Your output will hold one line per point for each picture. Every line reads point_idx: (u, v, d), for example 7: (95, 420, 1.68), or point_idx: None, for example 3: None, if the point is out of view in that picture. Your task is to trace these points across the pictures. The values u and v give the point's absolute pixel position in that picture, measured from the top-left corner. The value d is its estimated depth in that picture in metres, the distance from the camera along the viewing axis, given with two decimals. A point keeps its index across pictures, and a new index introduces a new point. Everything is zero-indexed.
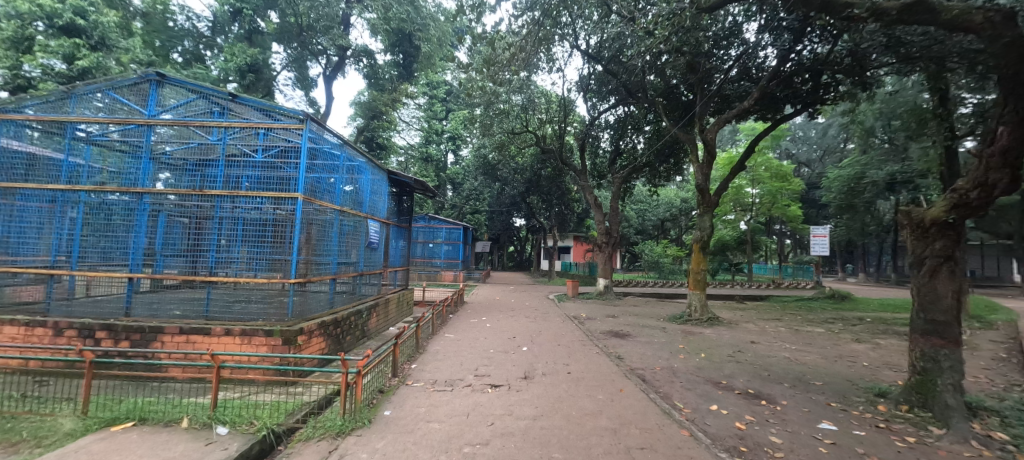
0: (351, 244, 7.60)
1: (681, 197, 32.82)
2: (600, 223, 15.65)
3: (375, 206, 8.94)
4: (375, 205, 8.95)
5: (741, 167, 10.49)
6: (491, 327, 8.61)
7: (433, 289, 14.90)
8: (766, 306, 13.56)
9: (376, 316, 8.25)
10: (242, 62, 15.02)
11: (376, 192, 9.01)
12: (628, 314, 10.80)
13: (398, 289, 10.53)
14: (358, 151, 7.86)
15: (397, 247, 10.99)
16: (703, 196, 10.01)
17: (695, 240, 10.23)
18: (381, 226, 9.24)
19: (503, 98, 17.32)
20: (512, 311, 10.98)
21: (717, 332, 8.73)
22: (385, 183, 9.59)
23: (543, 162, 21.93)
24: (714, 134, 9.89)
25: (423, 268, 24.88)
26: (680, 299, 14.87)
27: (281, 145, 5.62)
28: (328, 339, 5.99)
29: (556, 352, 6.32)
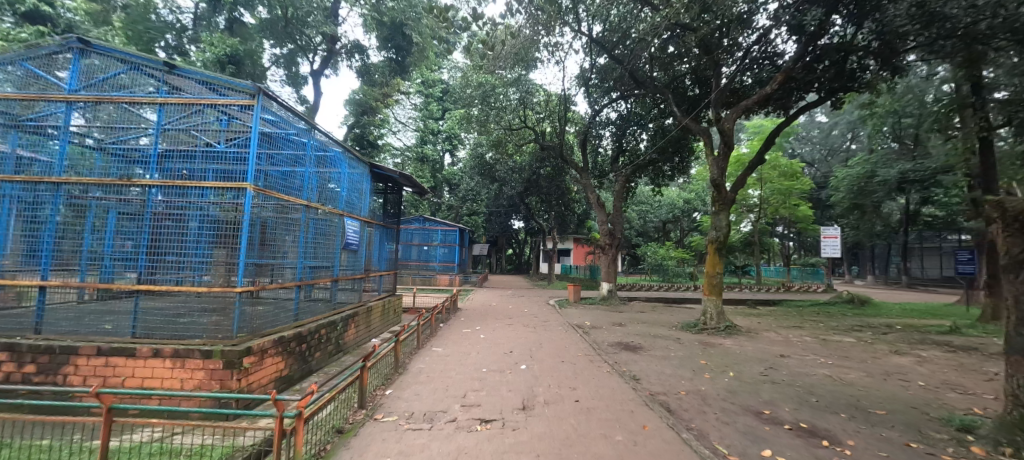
0: (325, 246, 6.69)
1: (684, 198, 31.95)
2: (604, 224, 14.71)
3: (356, 203, 8.05)
4: (355, 202, 8.01)
5: (760, 160, 9.54)
6: (485, 338, 7.61)
7: (425, 294, 13.96)
8: (782, 313, 12.63)
9: (355, 326, 7.30)
10: (222, 53, 14.08)
11: (357, 188, 8.11)
12: (636, 322, 9.85)
13: (383, 295, 9.56)
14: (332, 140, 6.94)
15: (385, 250, 10.08)
16: (719, 192, 9.11)
17: (710, 241, 9.33)
18: (362, 225, 8.30)
19: (500, 93, 16.43)
20: (510, 319, 10.00)
21: (738, 343, 7.80)
22: (369, 179, 8.71)
23: (543, 162, 21.06)
24: (730, 123, 8.91)
25: (417, 272, 23.88)
26: (689, 304, 13.94)
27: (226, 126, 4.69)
28: (289, 358, 5.05)
29: (560, 372, 5.34)
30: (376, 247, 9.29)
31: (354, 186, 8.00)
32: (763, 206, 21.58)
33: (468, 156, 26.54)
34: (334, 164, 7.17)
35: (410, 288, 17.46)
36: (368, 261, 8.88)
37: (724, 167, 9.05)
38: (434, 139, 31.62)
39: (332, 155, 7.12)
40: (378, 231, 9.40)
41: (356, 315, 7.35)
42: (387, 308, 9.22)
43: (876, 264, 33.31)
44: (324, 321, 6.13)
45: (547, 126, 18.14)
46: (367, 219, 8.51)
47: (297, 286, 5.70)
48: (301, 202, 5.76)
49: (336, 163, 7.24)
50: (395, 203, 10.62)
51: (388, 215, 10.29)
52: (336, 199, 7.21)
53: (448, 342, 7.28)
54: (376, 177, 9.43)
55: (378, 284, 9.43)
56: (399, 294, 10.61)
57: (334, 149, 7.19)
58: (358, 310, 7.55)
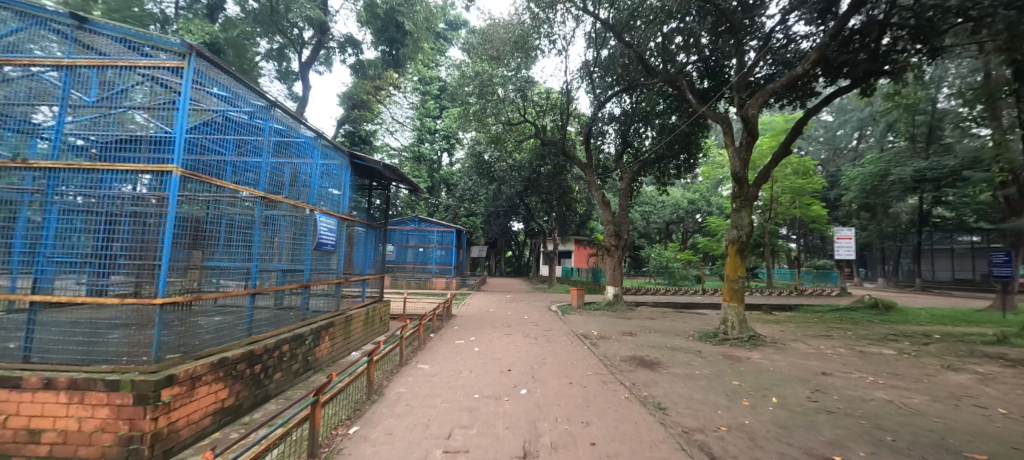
0: (288, 245, 5.73)
1: (688, 198, 31.06)
2: (609, 223, 13.75)
3: (330, 198, 7.09)
4: (330, 196, 7.06)
5: (784, 151, 8.58)
6: (479, 352, 6.64)
7: (418, 298, 13.00)
8: (804, 320, 11.68)
9: (330, 339, 6.33)
10: (200, 41, 13.13)
11: (331, 180, 7.15)
12: (648, 331, 8.89)
13: (368, 302, 8.56)
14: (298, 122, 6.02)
15: (372, 253, 9.14)
16: (740, 187, 8.19)
17: (730, 241, 8.41)
18: (340, 222, 7.34)
19: (501, 86, 15.57)
20: (509, 328, 9.05)
21: (767, 358, 6.86)
22: (348, 171, 7.77)
23: (541, 160, 19.64)
24: (756, 109, 7.77)
25: (411, 275, 22.82)
26: (701, 310, 13.00)
27: (148, 93, 3.74)
28: (235, 385, 4.08)
29: (568, 400, 4.36)
30: (359, 248, 8.33)
31: (328, 178, 7.03)
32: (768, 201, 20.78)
33: (466, 154, 25.62)
34: (299, 152, 6.21)
35: (401, 292, 16.45)
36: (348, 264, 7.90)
37: (747, 160, 8.12)
38: (432, 138, 30.76)
39: (297, 140, 6.16)
40: (361, 232, 8.44)
41: (330, 327, 6.36)
42: (371, 317, 8.23)
43: (885, 267, 32.34)
44: (286, 335, 5.16)
45: (547, 118, 17.01)
46: (345, 216, 7.54)
47: (250, 294, 4.73)
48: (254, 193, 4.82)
49: (302, 150, 6.29)
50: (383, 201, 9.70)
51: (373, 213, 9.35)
52: (304, 191, 6.26)
53: (436, 357, 6.29)
54: (358, 172, 8.52)
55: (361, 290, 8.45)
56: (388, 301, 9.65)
57: (299, 134, 6.23)
58: (334, 320, 6.57)
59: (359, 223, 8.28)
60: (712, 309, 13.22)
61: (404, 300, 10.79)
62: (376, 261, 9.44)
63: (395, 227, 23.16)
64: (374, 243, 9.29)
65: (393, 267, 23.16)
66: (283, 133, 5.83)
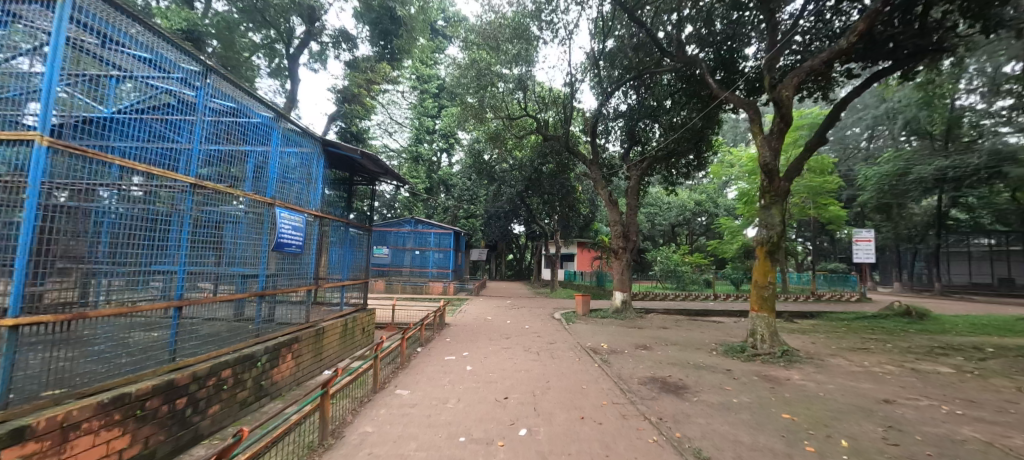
0: (238, 246, 4.68)
1: (695, 199, 30.06)
2: (616, 224, 12.72)
3: (297, 192, 6.03)
4: (296, 188, 6.00)
5: (819, 140, 7.58)
6: (470, 373, 5.63)
7: (409, 306, 12.00)
8: (831, 330, 10.65)
9: (291, 359, 5.25)
10: (176, 27, 12.17)
11: (298, 171, 6.08)
12: (664, 344, 7.88)
13: (347, 311, 7.51)
14: (253, 97, 4.98)
15: (353, 257, 8.09)
16: (770, 181, 7.21)
17: (759, 241, 7.40)
18: (309, 218, 6.27)
19: (501, 78, 14.67)
20: (508, 339, 8.03)
21: (811, 379, 5.83)
22: (319, 163, 6.71)
23: (543, 159, 18.67)
24: (792, 89, 6.71)
25: (407, 280, 21.81)
26: (717, 318, 11.96)
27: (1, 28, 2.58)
28: (136, 431, 3.03)
29: (583, 448, 3.32)
30: (335, 251, 7.28)
31: (294, 170, 5.97)
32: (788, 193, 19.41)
33: (465, 154, 24.66)
34: (256, 136, 5.15)
35: (392, 298, 15.44)
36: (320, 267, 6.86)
37: (778, 150, 7.14)
38: (430, 138, 29.88)
39: (255, 121, 5.10)
40: (338, 232, 7.40)
41: (293, 342, 5.32)
42: (350, 328, 7.19)
43: (899, 271, 31.23)
44: (229, 356, 4.13)
45: (550, 113, 16.04)
46: (318, 214, 6.49)
47: (171, 308, 3.66)
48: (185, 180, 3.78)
49: (261, 134, 5.22)
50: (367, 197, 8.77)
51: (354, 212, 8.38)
52: (262, 182, 5.20)
53: (418, 380, 5.29)
54: (336, 163, 7.60)
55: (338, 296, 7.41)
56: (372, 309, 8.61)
57: (258, 114, 5.17)
58: (299, 333, 5.53)
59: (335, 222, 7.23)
60: (728, 317, 12.19)
61: (392, 308, 9.79)
62: (359, 265, 8.40)
63: (391, 229, 22.21)
64: (356, 246, 8.23)
65: (388, 271, 22.17)
66: (236, 111, 4.77)
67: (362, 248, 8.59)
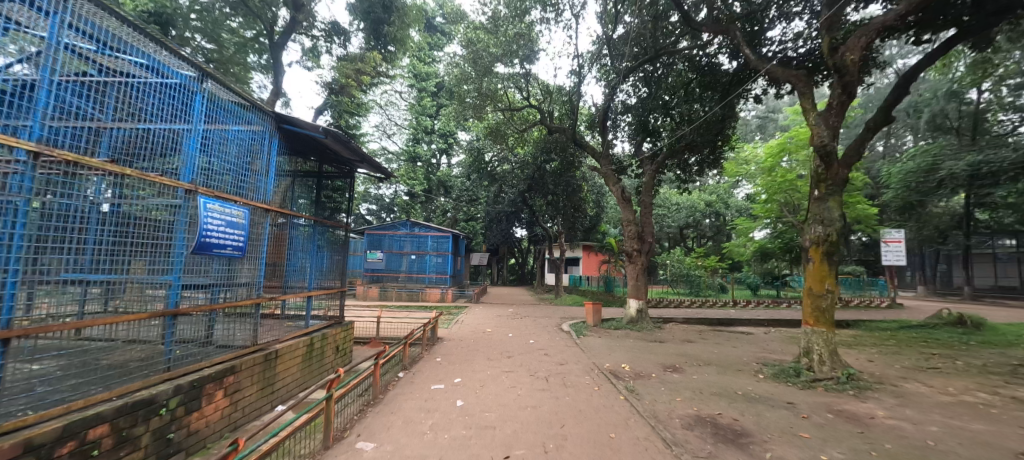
0: (135, 250, 3.26)
1: (705, 200, 28.72)
2: (630, 224, 11.40)
3: (238, 181, 4.61)
4: (240, 176, 4.63)
5: (886, 118, 6.27)
6: (462, 410, 4.36)
7: (400, 316, 10.73)
8: (881, 343, 9.30)
9: (217, 399, 3.89)
10: (143, 8, 11.04)
11: (239, 154, 4.65)
12: (697, 365, 6.58)
13: (319, 328, 6.20)
14: (157, 48, 3.60)
15: (323, 261, 6.81)
16: (828, 166, 5.96)
17: (812, 241, 6.13)
18: (259, 212, 4.89)
19: (502, 66, 13.47)
20: (510, 359, 6.76)
21: (901, 417, 4.51)
22: (272, 145, 5.31)
23: (547, 155, 17.41)
24: (858, 51, 5.48)
25: (404, 286, 20.56)
26: (745, 330, 10.62)
27: None
28: None
29: None
30: (296, 255, 6.00)
31: (232, 151, 4.54)
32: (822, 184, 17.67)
33: (465, 153, 23.46)
34: (174, 103, 3.76)
35: (385, 308, 14.19)
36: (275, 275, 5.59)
37: (838, 128, 5.85)
38: (428, 138, 28.74)
39: (168, 83, 3.72)
40: (300, 232, 6.12)
41: (227, 375, 4.02)
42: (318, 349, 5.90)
43: (922, 273, 29.72)
44: (103, 408, 2.80)
45: (555, 104, 14.73)
46: (273, 210, 5.09)
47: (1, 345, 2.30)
48: (62, 155, 2.51)
49: (179, 100, 3.82)
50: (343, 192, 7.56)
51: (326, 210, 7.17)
52: (176, 165, 3.78)
53: (392, 424, 4.01)
54: (302, 152, 6.38)
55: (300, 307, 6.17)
56: (351, 323, 7.32)
57: (175, 72, 3.79)
58: (238, 362, 4.22)
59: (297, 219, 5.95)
60: (757, 328, 10.86)
61: (377, 321, 8.56)
62: (332, 272, 7.12)
63: (386, 232, 21.00)
64: (327, 248, 6.95)
65: (383, 276, 20.92)
66: (134, 64, 3.37)
67: (337, 250, 7.31)
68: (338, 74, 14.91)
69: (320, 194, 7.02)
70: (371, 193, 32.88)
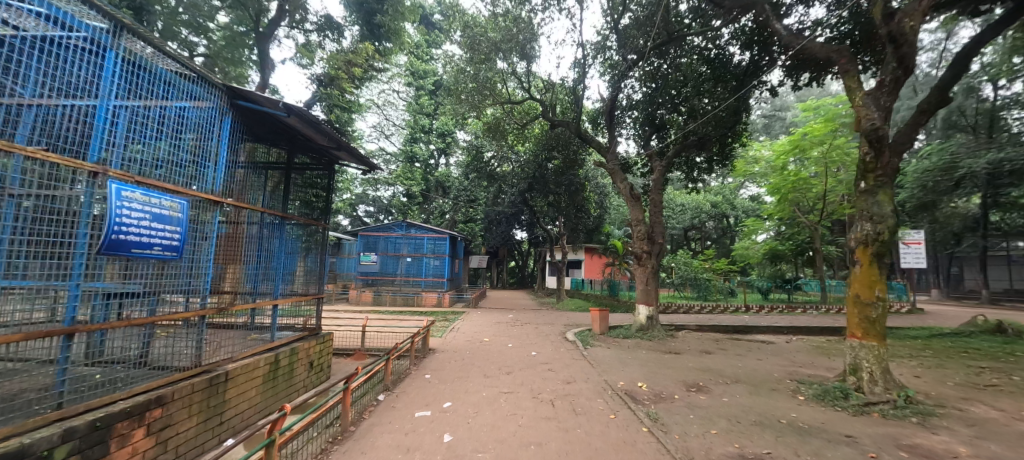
0: (6, 251, 2.34)
1: (711, 201, 27.87)
2: (639, 224, 10.54)
3: (177, 166, 3.64)
4: (179, 160, 3.65)
5: (943, 100, 5.46)
6: (452, 449, 3.51)
7: (390, 324, 9.85)
8: (920, 355, 8.38)
9: (130, 444, 2.99)
10: None
11: (179, 132, 3.71)
12: (724, 384, 5.72)
13: (289, 344, 5.27)
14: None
15: (290, 264, 5.94)
16: (878, 155, 5.14)
17: (859, 241, 5.31)
18: (204, 206, 4.00)
19: (501, 57, 12.62)
20: (509, 375, 5.91)
21: (992, 455, 3.65)
22: (226, 124, 4.37)
23: (549, 150, 16.55)
24: (918, 20, 4.71)
25: (399, 290, 19.69)
26: (766, 339, 9.73)
27: None
28: None
29: None
30: (258, 257, 5.15)
31: (169, 128, 3.61)
32: (839, 182, 16.75)
33: (465, 152, 22.60)
34: (74, 59, 2.81)
35: (377, 315, 13.34)
36: (228, 280, 4.74)
37: (891, 110, 5.05)
38: (427, 137, 27.81)
39: (70, 35, 2.79)
40: (264, 230, 5.29)
41: (153, 406, 3.18)
42: (285, 366, 5.06)
43: (935, 277, 28.75)
44: None
45: (558, 97, 13.83)
46: (225, 202, 4.24)
47: None
48: None
49: (85, 57, 2.90)
50: (324, 188, 6.87)
51: (304, 206, 6.38)
52: (74, 139, 2.81)
53: None
54: (273, 141, 5.70)
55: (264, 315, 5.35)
56: (330, 334, 6.48)
57: (79, 23, 2.87)
58: (165, 391, 3.33)
59: (260, 215, 5.11)
60: (778, 337, 9.98)
61: (362, 330, 7.71)
62: (303, 275, 6.26)
63: (381, 234, 20.14)
64: (296, 247, 6.10)
65: (377, 280, 20.00)
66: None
67: (310, 251, 6.47)
68: (326, 65, 13.98)
69: (297, 188, 6.24)
70: (368, 194, 31.99)
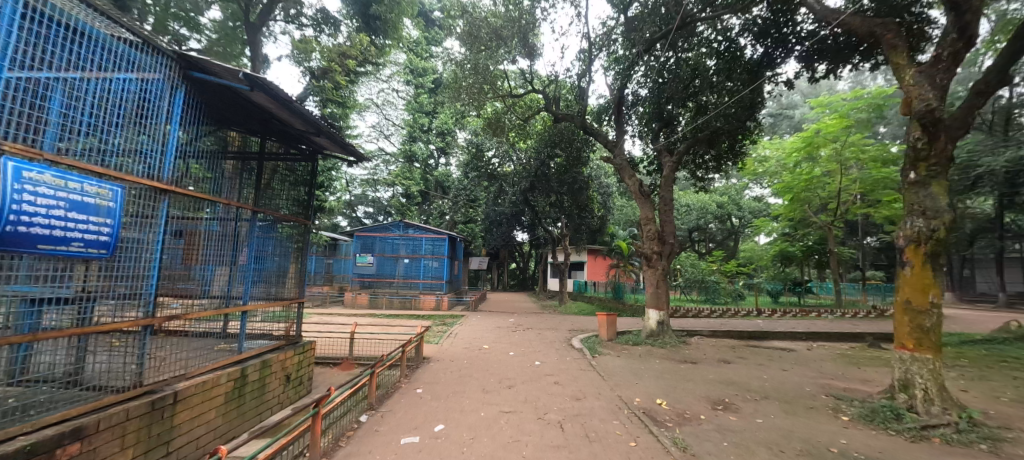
0: None
1: (717, 201, 27.23)
2: (649, 223, 9.91)
3: (109, 144, 2.91)
4: (110, 136, 2.92)
5: (1001, 81, 4.84)
6: None
7: (383, 329, 9.21)
8: (957, 364, 7.72)
9: None
10: None
11: (116, 106, 3.00)
12: (753, 401, 5.07)
13: (255, 355, 4.59)
14: None
15: (262, 264, 5.21)
16: (931, 141, 4.52)
17: (908, 240, 4.68)
18: (151, 195, 3.30)
19: (503, 47, 11.98)
20: (511, 390, 5.27)
21: None
22: (176, 102, 3.63)
23: (551, 147, 15.95)
24: None
25: (396, 293, 19.06)
26: (786, 347, 9.08)
27: None
28: None
29: None
30: (224, 258, 4.41)
31: (102, 102, 2.88)
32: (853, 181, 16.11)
33: (465, 150, 21.98)
34: None
35: (372, 320, 12.70)
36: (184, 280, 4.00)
37: (947, 88, 4.44)
38: (426, 136, 27.18)
39: None
40: (232, 225, 4.55)
41: (68, 441, 2.46)
42: (252, 382, 4.37)
43: (948, 279, 27.99)
44: None
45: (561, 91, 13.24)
46: (177, 189, 3.51)
47: None
48: None
49: None
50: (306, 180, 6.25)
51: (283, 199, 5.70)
52: None
53: None
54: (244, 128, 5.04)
55: (230, 321, 4.63)
56: (310, 343, 5.80)
57: None
58: (87, 422, 2.61)
59: (226, 209, 4.36)
60: (798, 344, 9.32)
61: (349, 338, 7.07)
62: (277, 276, 5.50)
63: (377, 235, 19.51)
64: (267, 244, 5.33)
65: (374, 282, 19.36)
66: None
67: (285, 247, 5.74)
68: (319, 58, 13.33)
69: (274, 180, 5.54)
70: (366, 195, 31.43)
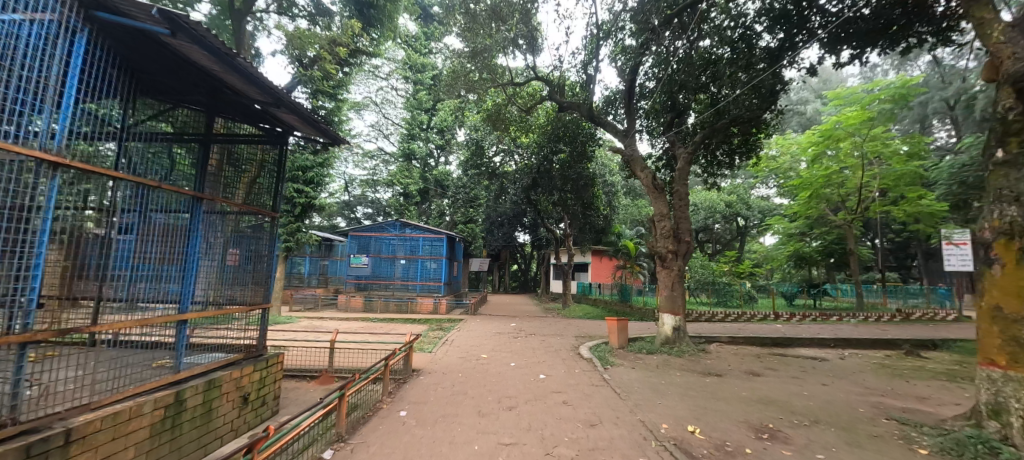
0: None
1: (725, 200, 26.38)
2: (664, 221, 9.06)
3: None
4: None
5: None
6: None
7: (372, 336, 8.39)
8: None
9: None
10: None
11: None
12: (803, 427, 4.23)
13: (197, 384, 3.60)
14: None
15: (212, 265, 4.24)
16: None
17: (997, 233, 3.86)
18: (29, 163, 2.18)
19: (503, 32, 11.25)
20: (512, 412, 4.45)
21: None
22: (76, 49, 2.55)
23: (555, 141, 15.16)
24: None
25: (392, 295, 18.22)
26: (816, 356, 8.22)
27: None
28: None
29: None
30: (156, 258, 3.44)
31: None
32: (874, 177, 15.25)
33: (465, 147, 21.19)
34: None
35: (364, 325, 11.92)
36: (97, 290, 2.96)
37: None
38: (425, 134, 26.42)
39: None
40: (167, 218, 3.57)
41: None
42: (191, 409, 3.52)
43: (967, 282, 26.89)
44: None
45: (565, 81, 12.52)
46: (73, 164, 2.46)
47: None
48: None
49: None
50: (275, 166, 5.35)
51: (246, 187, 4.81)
52: None
53: None
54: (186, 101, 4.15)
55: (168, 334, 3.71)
56: (275, 356, 4.93)
57: None
58: None
59: (157, 195, 3.39)
60: (829, 353, 8.46)
61: (329, 347, 6.25)
62: (234, 278, 4.54)
63: (373, 235, 18.72)
64: (219, 240, 4.36)
65: (370, 284, 18.57)
66: None
67: (247, 243, 4.79)
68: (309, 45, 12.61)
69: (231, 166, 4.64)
70: (366, 195, 30.75)
